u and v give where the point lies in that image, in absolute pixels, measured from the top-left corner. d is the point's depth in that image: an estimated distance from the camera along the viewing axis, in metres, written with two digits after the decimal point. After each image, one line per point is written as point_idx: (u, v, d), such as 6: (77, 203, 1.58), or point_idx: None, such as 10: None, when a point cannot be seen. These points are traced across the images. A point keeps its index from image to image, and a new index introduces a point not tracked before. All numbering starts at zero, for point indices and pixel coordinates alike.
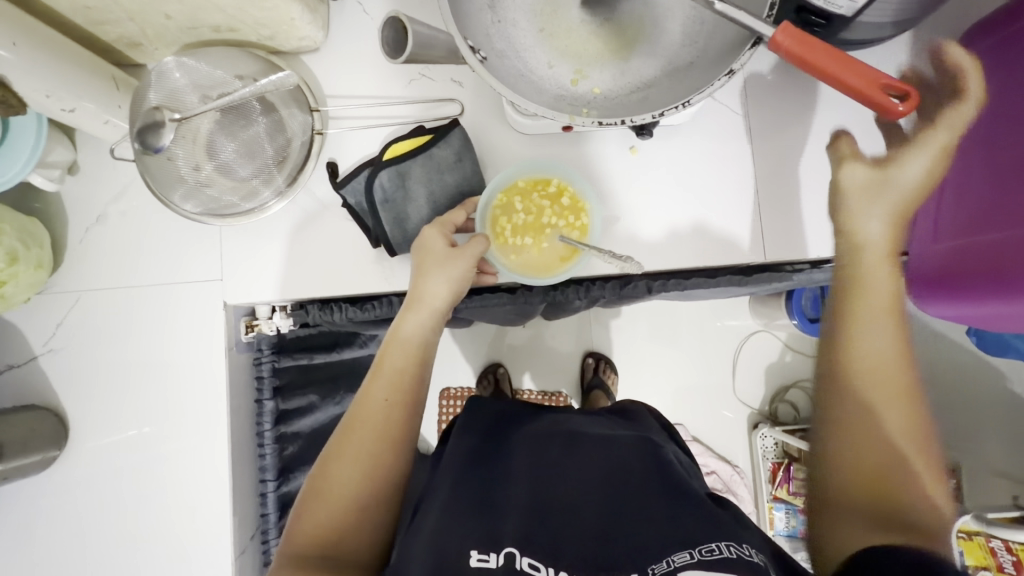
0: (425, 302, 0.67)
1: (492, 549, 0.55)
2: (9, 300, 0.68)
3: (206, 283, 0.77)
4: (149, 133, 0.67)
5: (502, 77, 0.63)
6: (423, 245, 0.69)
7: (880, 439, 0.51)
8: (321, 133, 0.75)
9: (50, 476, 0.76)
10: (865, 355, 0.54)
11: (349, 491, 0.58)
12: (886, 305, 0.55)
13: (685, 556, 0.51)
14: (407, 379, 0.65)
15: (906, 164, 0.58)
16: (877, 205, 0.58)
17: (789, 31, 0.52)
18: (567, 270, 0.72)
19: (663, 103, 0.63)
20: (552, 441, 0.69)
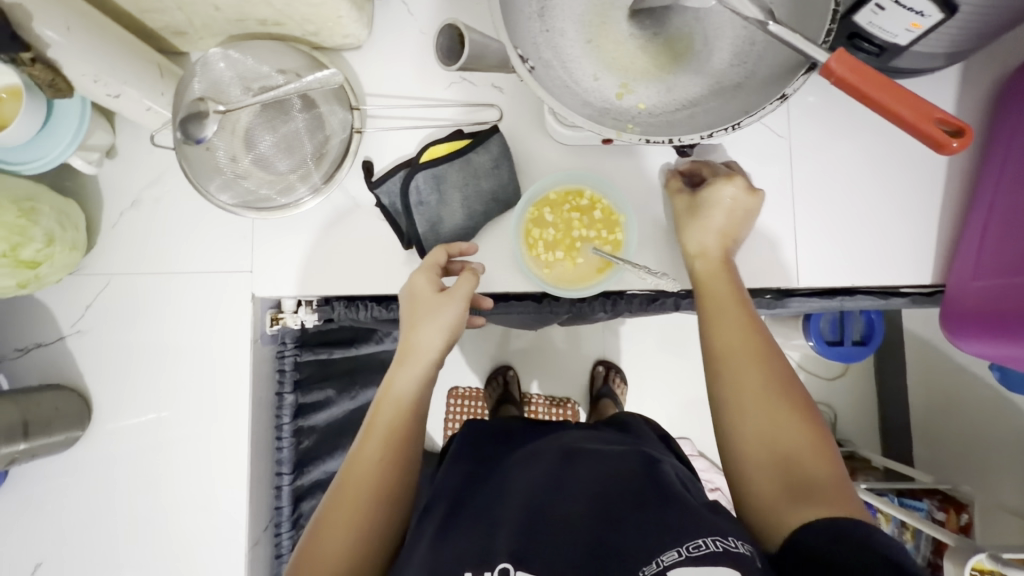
0: (421, 354, 0.65)
1: (486, 567, 0.55)
2: (43, 280, 0.69)
3: (235, 274, 0.77)
4: (191, 123, 0.65)
5: (550, 86, 0.62)
6: (412, 293, 0.67)
7: (770, 425, 0.55)
8: (360, 131, 0.75)
9: (69, 456, 0.76)
10: (722, 342, 0.61)
11: (349, 537, 0.58)
12: (730, 294, 0.64)
13: (673, 554, 0.52)
14: (403, 431, 0.63)
15: (711, 193, 0.67)
16: (695, 223, 0.68)
17: (843, 58, 0.50)
18: (602, 283, 0.71)
19: (710, 123, 0.62)
20: (549, 458, 0.68)
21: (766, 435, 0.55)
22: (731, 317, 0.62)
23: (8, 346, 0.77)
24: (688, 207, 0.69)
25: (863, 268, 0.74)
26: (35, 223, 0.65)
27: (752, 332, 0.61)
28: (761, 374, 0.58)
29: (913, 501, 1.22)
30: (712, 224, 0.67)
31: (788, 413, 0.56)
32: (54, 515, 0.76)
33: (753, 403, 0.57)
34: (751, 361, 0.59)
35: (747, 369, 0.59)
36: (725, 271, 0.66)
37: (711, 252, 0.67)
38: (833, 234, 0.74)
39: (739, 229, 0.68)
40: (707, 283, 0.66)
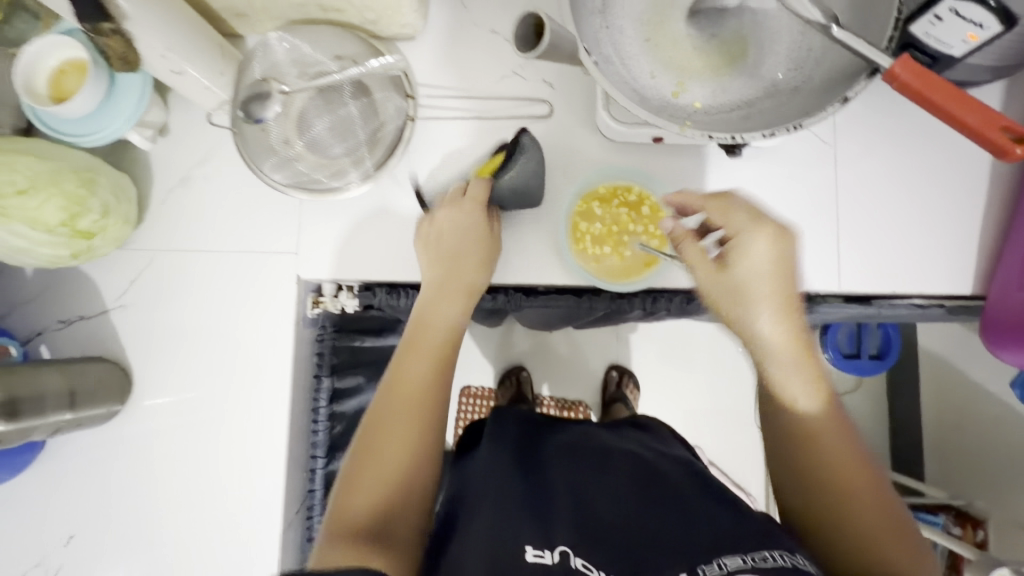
0: (459, 269, 0.71)
1: (547, 546, 0.56)
2: (95, 252, 0.69)
3: (280, 256, 0.78)
4: (255, 102, 0.68)
5: (611, 81, 0.64)
6: (439, 229, 0.72)
7: (840, 489, 0.58)
8: (413, 119, 0.75)
9: (107, 430, 0.76)
10: (806, 419, 0.60)
11: (401, 461, 0.61)
12: (801, 349, 0.60)
13: (738, 560, 0.51)
14: (441, 360, 0.68)
15: (747, 255, 0.60)
16: (764, 306, 0.60)
17: (908, 64, 0.51)
18: (645, 278, 0.73)
19: (769, 123, 0.63)
20: (587, 455, 0.69)
21: (847, 520, 0.57)
22: (823, 427, 0.60)
23: (51, 317, 0.77)
24: (728, 287, 0.61)
25: (901, 276, 0.75)
26: (94, 194, 0.66)
27: (837, 429, 0.60)
28: (847, 466, 0.58)
29: (931, 517, 1.25)
30: (765, 293, 0.60)
31: (868, 498, 0.58)
32: (86, 488, 0.76)
33: (840, 493, 0.58)
34: (838, 454, 0.59)
35: (830, 465, 0.58)
36: (792, 340, 0.60)
37: (780, 334, 0.60)
38: (872, 243, 0.75)
39: (788, 283, 0.60)
40: (802, 410, 0.60)
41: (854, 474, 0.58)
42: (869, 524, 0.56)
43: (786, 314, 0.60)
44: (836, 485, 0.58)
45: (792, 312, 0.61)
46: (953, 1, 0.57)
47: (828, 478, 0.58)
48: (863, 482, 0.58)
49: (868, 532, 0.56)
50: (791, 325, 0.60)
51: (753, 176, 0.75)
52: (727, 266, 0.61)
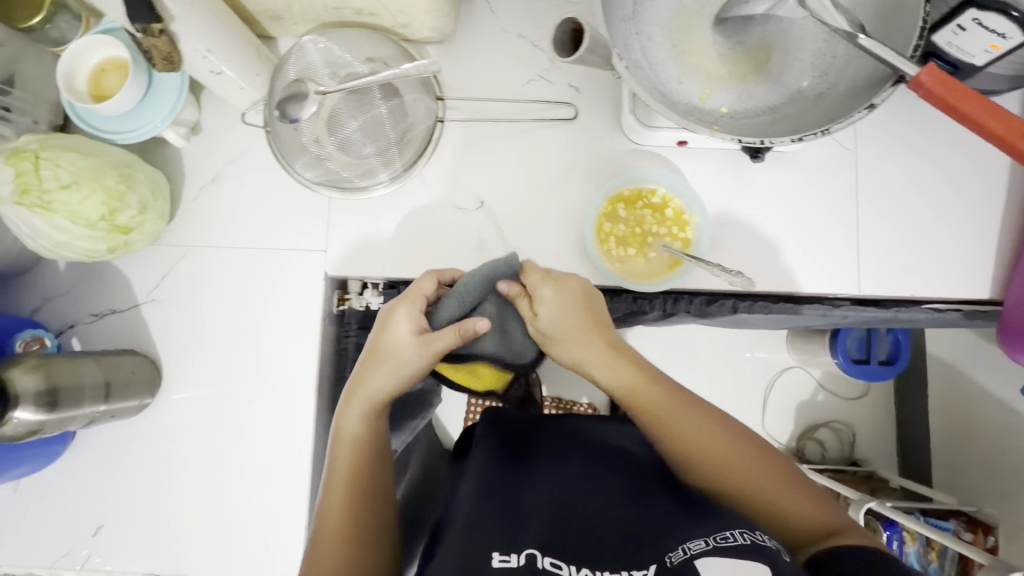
0: (396, 368, 0.65)
1: (513, 549, 0.55)
2: (130, 246, 0.71)
3: (309, 253, 0.79)
4: (291, 102, 0.67)
5: (642, 84, 0.66)
6: (387, 323, 0.67)
7: (735, 464, 0.63)
8: (442, 122, 0.78)
9: (136, 423, 0.77)
10: (626, 392, 0.66)
11: (348, 517, 0.62)
12: (594, 322, 0.68)
13: (701, 543, 0.53)
14: (372, 429, 0.66)
15: (541, 308, 0.68)
16: (577, 348, 0.68)
17: (933, 72, 0.53)
18: (675, 275, 0.74)
19: (795, 127, 0.65)
20: (576, 457, 0.67)
21: (744, 490, 0.62)
22: (647, 395, 0.66)
23: (83, 310, 0.78)
24: (542, 331, 0.69)
25: (921, 280, 0.76)
26: (132, 189, 0.68)
27: (674, 403, 0.66)
28: (710, 441, 0.64)
29: (938, 521, 1.22)
30: (573, 328, 0.68)
31: (756, 467, 0.63)
32: (114, 480, 0.77)
33: (722, 471, 0.63)
34: (708, 437, 0.64)
35: (708, 442, 0.64)
36: (605, 354, 0.68)
37: (612, 356, 0.67)
38: (891, 248, 0.76)
39: (597, 314, 0.69)
40: (623, 395, 0.67)
41: (743, 454, 0.64)
42: (759, 482, 0.62)
43: (617, 352, 0.68)
44: (722, 465, 0.63)
45: (611, 348, 0.68)
46: (977, 10, 0.59)
47: (700, 461, 0.63)
48: (760, 457, 0.64)
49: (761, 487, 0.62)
50: (612, 361, 0.67)
51: (774, 180, 0.77)
52: (539, 315, 0.68)
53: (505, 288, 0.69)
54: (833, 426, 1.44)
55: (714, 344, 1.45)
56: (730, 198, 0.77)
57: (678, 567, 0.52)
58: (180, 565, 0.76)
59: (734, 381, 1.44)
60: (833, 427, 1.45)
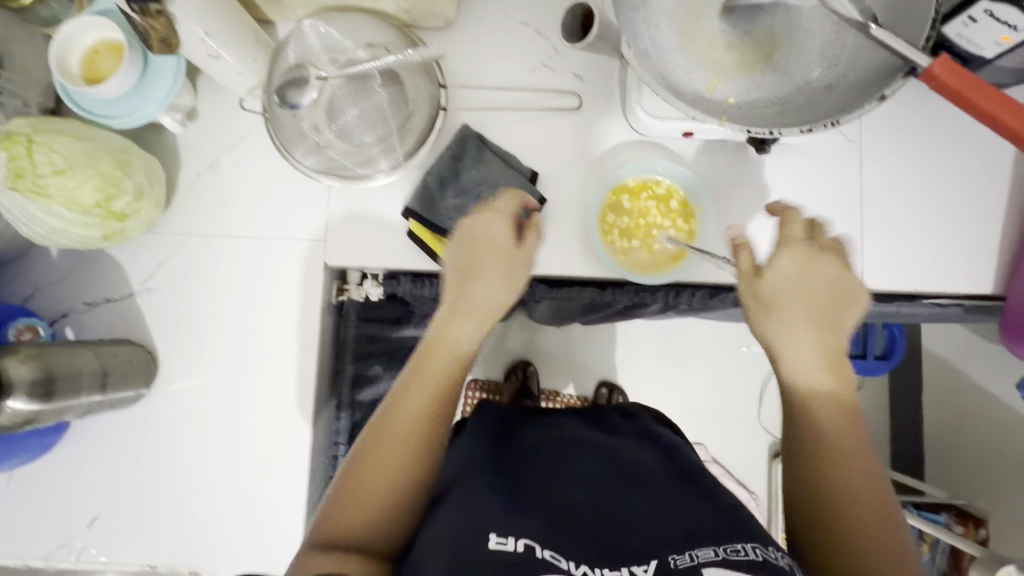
0: (479, 301, 0.66)
1: (511, 533, 0.54)
2: (126, 234, 0.69)
3: (308, 243, 0.78)
4: (291, 88, 0.66)
5: (647, 73, 0.65)
6: (489, 233, 0.67)
7: (840, 469, 0.58)
8: (445, 109, 0.76)
9: (132, 413, 0.76)
10: (799, 383, 0.62)
11: (399, 475, 0.58)
12: (811, 299, 0.62)
13: (710, 552, 0.53)
14: (452, 379, 0.63)
15: (776, 270, 0.63)
16: (788, 319, 0.62)
17: (947, 63, 0.52)
18: (676, 270, 0.74)
19: (804, 118, 0.64)
20: (564, 450, 0.69)
21: (830, 500, 0.58)
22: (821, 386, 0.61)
23: (76, 298, 0.77)
24: (755, 288, 0.64)
25: (922, 273, 0.76)
26: (128, 176, 0.66)
27: (837, 408, 0.61)
28: (845, 445, 0.59)
29: (930, 514, 1.27)
30: (778, 292, 0.63)
31: (864, 495, 0.58)
32: (110, 470, 0.76)
33: (827, 462, 0.59)
34: (833, 438, 0.59)
35: (829, 439, 0.59)
36: (817, 330, 0.61)
37: (792, 328, 0.62)
38: (895, 240, 0.76)
39: (827, 288, 0.62)
40: (805, 383, 0.61)
41: (856, 463, 0.59)
42: (858, 499, 0.57)
43: (818, 331, 0.62)
44: (827, 460, 0.59)
45: (834, 333, 0.62)
46: (988, 2, 0.58)
47: (812, 444, 0.60)
48: (870, 485, 0.58)
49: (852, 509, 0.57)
50: (816, 350, 0.61)
51: (778, 173, 0.76)
52: (764, 276, 0.64)
53: (734, 240, 0.67)
54: None
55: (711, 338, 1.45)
56: (734, 191, 0.76)
57: (682, 570, 0.51)
58: (177, 555, 0.76)
59: None
60: None
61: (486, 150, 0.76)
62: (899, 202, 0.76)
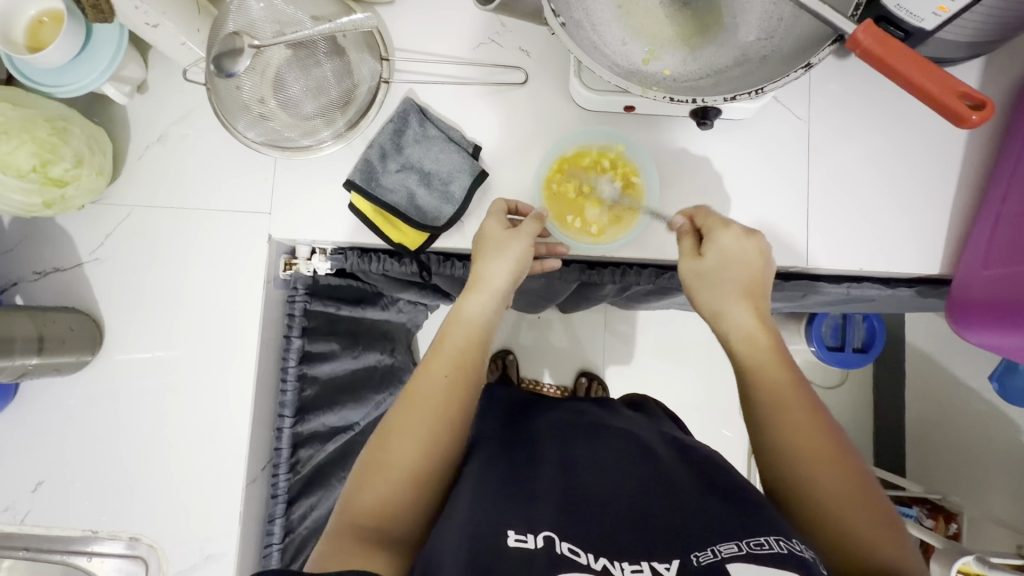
0: (490, 285, 0.69)
1: (529, 531, 0.53)
2: (68, 202, 0.70)
3: (254, 215, 0.78)
4: (226, 58, 0.66)
5: (579, 45, 0.63)
6: (483, 232, 0.71)
7: (820, 455, 0.57)
8: (387, 82, 0.77)
9: (81, 381, 0.78)
10: (765, 366, 0.63)
11: (414, 461, 0.60)
12: (744, 283, 0.65)
13: (732, 547, 0.50)
14: (467, 361, 0.66)
15: (714, 246, 0.66)
16: (727, 291, 0.65)
17: (871, 30, 0.50)
18: (602, 245, 0.74)
19: (735, 88, 0.64)
20: (576, 437, 0.70)
21: (804, 489, 0.56)
22: (772, 377, 0.62)
23: (27, 268, 0.78)
24: (695, 274, 0.66)
25: (870, 254, 0.75)
26: (67, 143, 0.67)
27: (796, 390, 0.61)
28: (803, 430, 0.59)
29: (904, 508, 1.20)
30: (719, 290, 0.66)
31: (831, 473, 0.56)
32: (59, 436, 0.77)
33: (796, 453, 0.58)
34: (796, 419, 0.60)
35: (799, 436, 0.59)
36: (758, 324, 0.65)
37: (746, 335, 0.64)
38: (845, 220, 0.75)
39: (755, 273, 0.66)
40: (757, 356, 0.63)
41: (820, 444, 0.58)
42: (831, 489, 0.56)
43: (757, 326, 0.65)
44: (793, 448, 0.58)
45: (764, 324, 0.65)
46: None
47: (783, 443, 0.59)
48: (839, 458, 0.57)
49: (828, 495, 0.55)
50: (762, 330, 0.64)
51: (726, 150, 0.75)
52: (703, 255, 0.67)
53: (677, 224, 0.70)
54: None
55: (687, 328, 1.45)
56: (679, 168, 0.76)
57: (704, 568, 0.48)
58: (121, 522, 0.77)
59: (704, 365, 1.45)
60: None
61: (428, 124, 0.76)
62: (849, 182, 0.75)
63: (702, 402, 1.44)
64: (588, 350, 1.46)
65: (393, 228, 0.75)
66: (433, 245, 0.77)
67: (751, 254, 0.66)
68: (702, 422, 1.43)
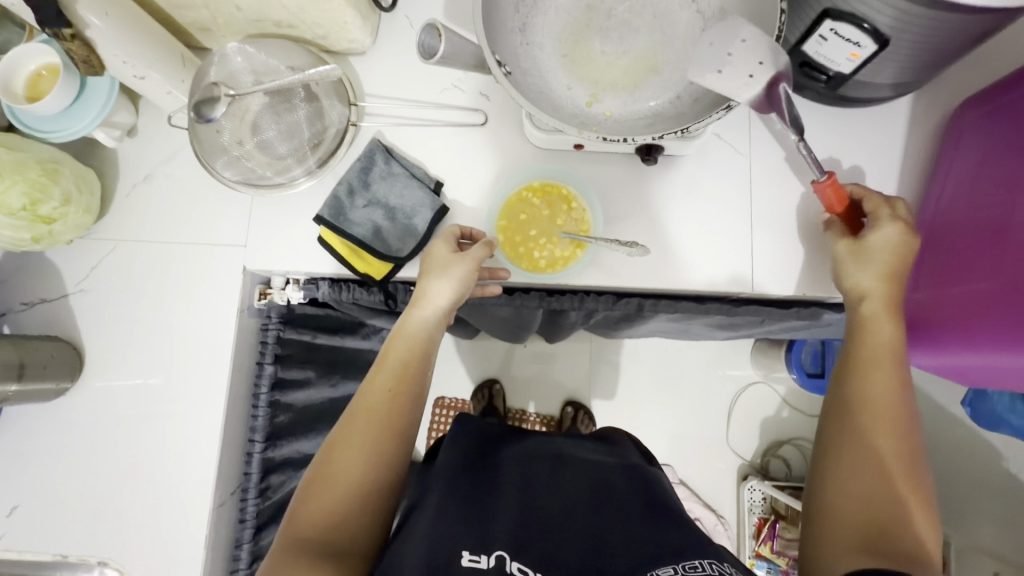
0: (431, 301, 0.71)
1: (483, 551, 0.56)
2: (56, 237, 0.76)
3: (229, 248, 0.83)
4: (205, 104, 0.75)
5: (522, 90, 0.69)
6: (429, 251, 0.74)
7: (888, 428, 0.61)
8: (355, 125, 0.82)
9: (61, 407, 0.81)
10: (877, 338, 0.65)
11: (358, 472, 0.61)
12: (896, 255, 0.66)
13: (669, 572, 0.53)
14: (412, 373, 0.69)
15: (878, 233, 0.67)
16: (868, 262, 0.67)
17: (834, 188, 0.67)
18: (532, 274, 0.79)
19: (667, 127, 0.69)
20: (538, 460, 0.72)
21: (864, 456, 0.60)
22: (882, 342, 0.65)
23: (16, 299, 0.83)
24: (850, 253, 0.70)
25: (811, 278, 0.78)
26: (56, 183, 0.73)
27: (894, 366, 0.64)
28: (886, 409, 0.62)
29: None
30: (878, 274, 0.67)
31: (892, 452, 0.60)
32: (36, 460, 0.80)
33: (867, 421, 0.62)
34: (886, 393, 0.63)
35: (874, 401, 0.63)
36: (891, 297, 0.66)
37: (877, 315, 0.66)
38: (788, 248, 0.79)
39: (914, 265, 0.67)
40: (872, 318, 0.66)
41: (892, 421, 0.62)
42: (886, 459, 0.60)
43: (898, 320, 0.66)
44: (866, 412, 0.62)
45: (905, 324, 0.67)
46: (833, 21, 0.63)
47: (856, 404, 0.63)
48: (903, 431, 0.62)
49: (882, 464, 0.59)
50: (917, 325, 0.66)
51: (673, 182, 0.80)
52: (867, 238, 0.68)
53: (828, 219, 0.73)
54: (796, 443, 1.44)
55: (668, 357, 1.47)
56: (631, 202, 0.80)
57: None
58: (89, 547, 0.79)
59: (686, 394, 1.46)
60: (791, 442, 1.44)
61: (393, 162, 0.81)
62: (792, 210, 0.79)
63: (684, 431, 1.45)
64: (573, 380, 1.48)
65: (360, 261, 0.79)
66: (398, 275, 0.81)
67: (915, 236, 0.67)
68: (687, 452, 1.44)
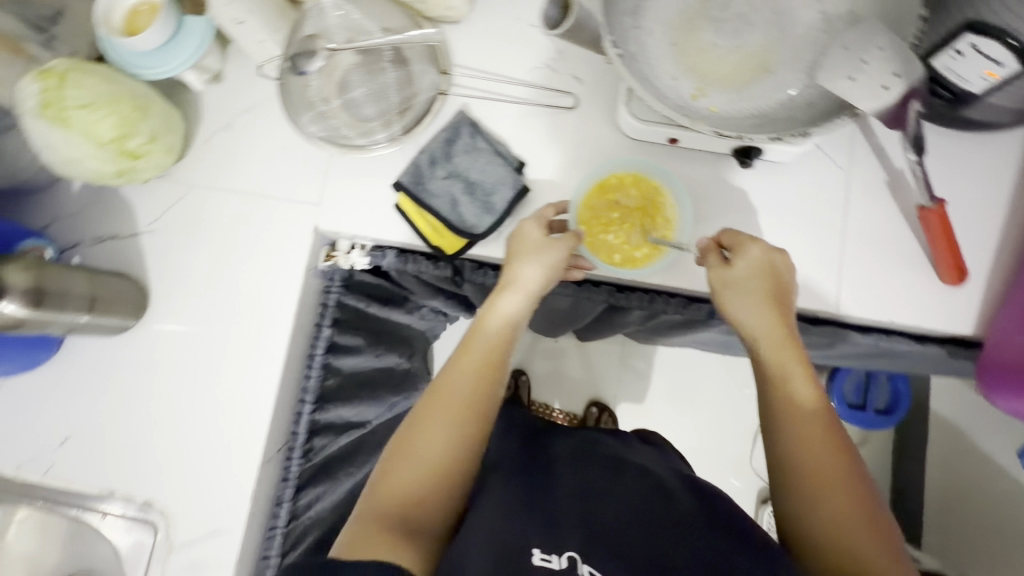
0: (522, 285, 0.69)
1: (554, 550, 0.55)
2: (136, 173, 0.76)
3: (301, 205, 0.82)
4: (303, 55, 0.73)
5: (630, 74, 0.66)
6: (519, 233, 0.71)
7: (839, 480, 0.58)
8: (444, 94, 0.81)
9: (120, 343, 0.81)
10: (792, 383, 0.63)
11: (439, 452, 0.60)
12: (766, 287, 0.66)
13: None
14: (498, 357, 0.67)
15: (740, 259, 0.67)
16: (751, 296, 0.66)
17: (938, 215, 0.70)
18: (612, 269, 0.75)
19: (779, 129, 0.66)
20: (600, 460, 0.70)
21: (817, 511, 0.57)
22: (798, 390, 0.63)
23: (87, 232, 0.83)
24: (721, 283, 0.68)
25: (898, 306, 0.75)
26: (145, 119, 0.72)
27: (819, 412, 0.62)
28: (821, 459, 0.59)
29: None
30: (754, 304, 0.66)
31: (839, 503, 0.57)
32: (92, 392, 0.81)
33: (812, 474, 0.59)
34: (817, 440, 0.60)
35: (814, 452, 0.59)
36: (785, 333, 0.65)
37: (776, 352, 0.64)
38: (875, 271, 0.75)
39: (779, 291, 0.67)
40: (762, 352, 0.65)
41: (834, 470, 0.59)
42: (830, 512, 0.57)
43: (795, 355, 0.64)
44: (813, 467, 0.59)
45: (800, 357, 0.64)
46: (975, 35, 0.59)
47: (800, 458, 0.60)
48: (844, 478, 0.58)
49: (831, 519, 0.57)
50: (783, 350, 0.64)
51: (763, 189, 0.77)
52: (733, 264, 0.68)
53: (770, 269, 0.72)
54: None
55: (705, 370, 1.44)
56: (715, 205, 0.77)
57: None
58: (135, 485, 0.80)
59: (720, 409, 1.43)
60: None
61: (478, 137, 0.79)
62: (885, 232, 0.76)
63: (713, 446, 1.42)
64: (605, 381, 1.46)
65: (433, 233, 0.78)
66: (468, 253, 0.80)
67: (773, 266, 0.67)
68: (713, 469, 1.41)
